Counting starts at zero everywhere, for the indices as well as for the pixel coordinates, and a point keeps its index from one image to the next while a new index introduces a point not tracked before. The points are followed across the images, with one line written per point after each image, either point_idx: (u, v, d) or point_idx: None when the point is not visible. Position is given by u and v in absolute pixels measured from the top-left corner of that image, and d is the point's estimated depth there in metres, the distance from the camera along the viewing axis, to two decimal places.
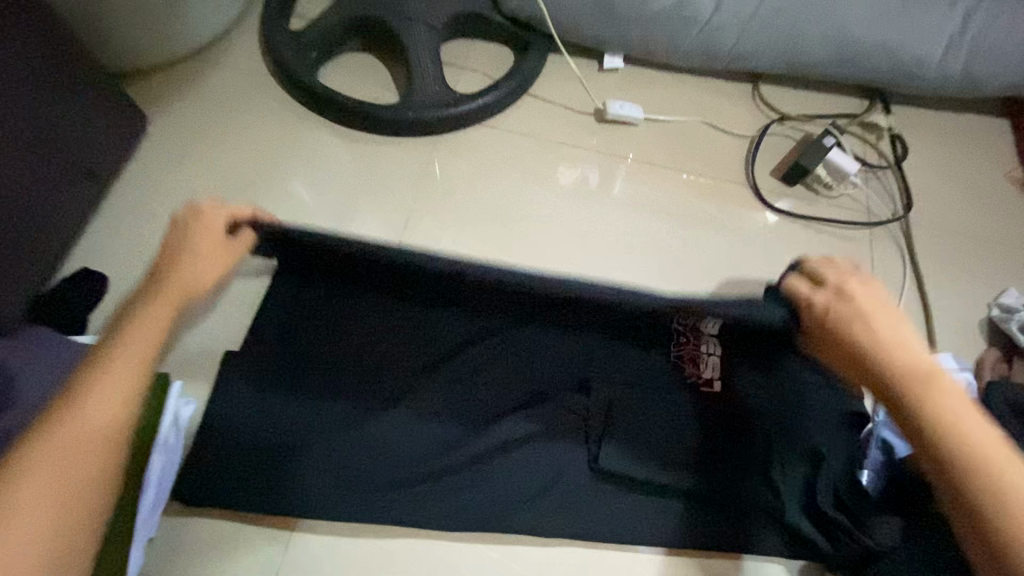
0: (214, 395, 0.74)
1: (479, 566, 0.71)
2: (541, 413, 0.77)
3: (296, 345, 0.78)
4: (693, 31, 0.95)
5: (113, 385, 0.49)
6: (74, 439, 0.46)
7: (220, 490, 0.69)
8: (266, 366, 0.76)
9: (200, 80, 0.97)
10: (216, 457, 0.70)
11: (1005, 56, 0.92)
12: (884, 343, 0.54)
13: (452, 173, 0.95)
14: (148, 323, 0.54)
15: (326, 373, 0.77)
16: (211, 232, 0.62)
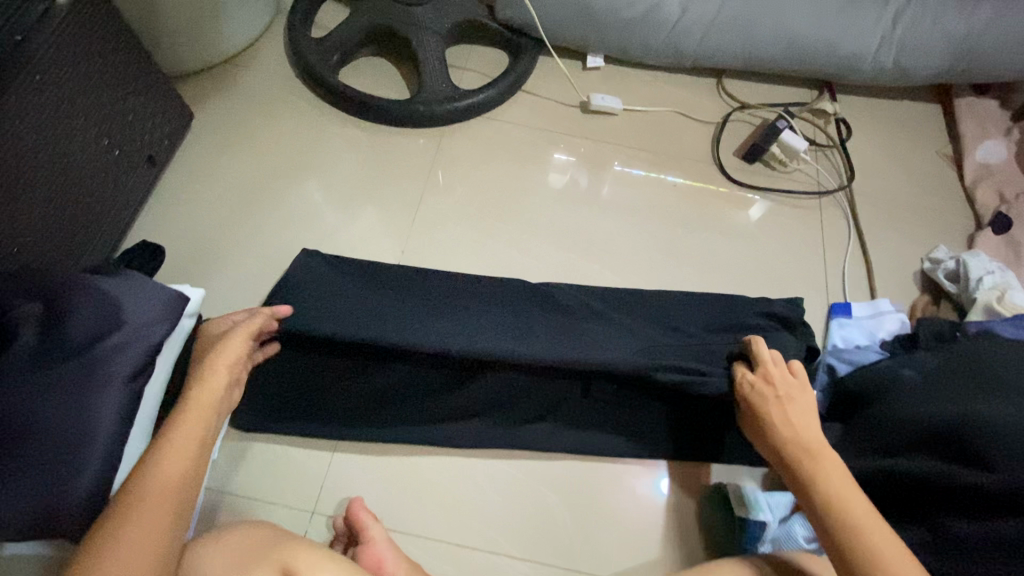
0: None
1: (490, 473, 0.85)
2: None
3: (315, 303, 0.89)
4: (664, 33, 1.14)
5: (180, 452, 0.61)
6: (157, 493, 0.58)
7: (277, 410, 0.84)
8: None
9: (238, 82, 1.15)
10: (269, 383, 0.85)
11: (926, 50, 1.13)
12: (785, 430, 0.72)
13: (458, 157, 1.11)
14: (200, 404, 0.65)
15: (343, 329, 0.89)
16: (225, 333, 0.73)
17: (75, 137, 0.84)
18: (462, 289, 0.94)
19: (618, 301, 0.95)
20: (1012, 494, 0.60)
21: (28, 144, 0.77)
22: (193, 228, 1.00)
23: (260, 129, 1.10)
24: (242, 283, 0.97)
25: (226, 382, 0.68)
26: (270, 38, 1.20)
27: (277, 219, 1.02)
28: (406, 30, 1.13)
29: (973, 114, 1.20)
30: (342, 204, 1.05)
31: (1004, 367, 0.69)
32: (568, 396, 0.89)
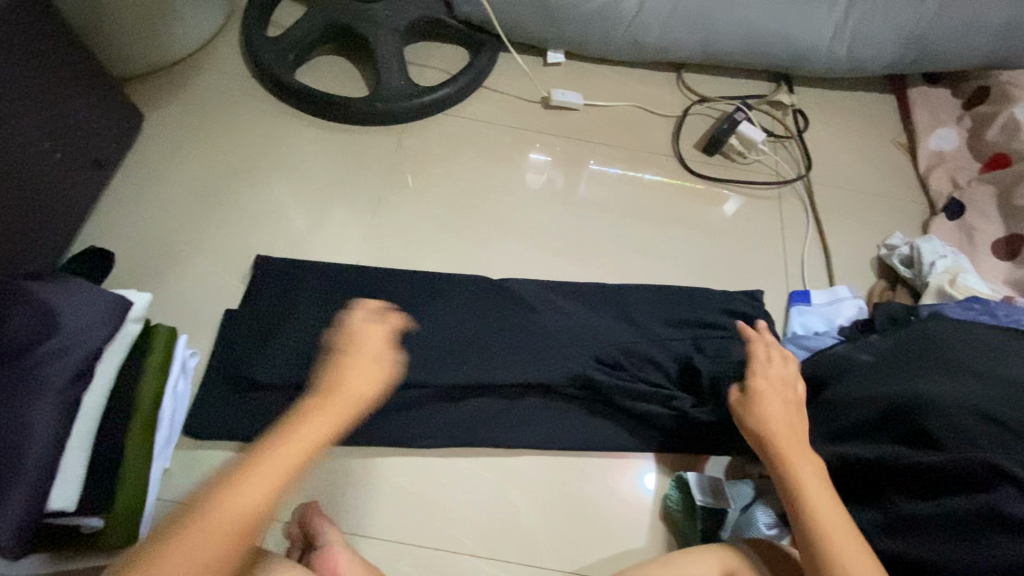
0: (217, 344, 0.87)
1: (453, 473, 0.84)
2: (497, 349, 0.89)
3: (268, 314, 0.89)
4: (622, 27, 1.14)
5: (284, 464, 0.52)
6: (225, 529, 0.48)
7: (229, 420, 0.82)
8: (248, 331, 0.87)
9: (190, 82, 1.12)
10: (222, 394, 0.84)
11: (879, 41, 1.15)
12: (775, 420, 0.68)
13: (419, 154, 1.10)
14: (318, 424, 0.55)
15: (296, 334, 0.87)
16: (375, 340, 0.62)
17: (15, 140, 0.80)
18: (421, 292, 0.93)
19: (579, 298, 0.95)
20: (961, 473, 0.60)
21: None
22: (142, 229, 0.97)
23: (214, 130, 1.08)
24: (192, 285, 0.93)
25: (369, 400, 0.59)
26: (224, 37, 1.17)
27: (232, 220, 1.00)
28: (363, 28, 1.12)
29: (925, 104, 1.23)
30: (300, 203, 1.03)
31: (952, 344, 0.69)
32: (531, 391, 0.88)
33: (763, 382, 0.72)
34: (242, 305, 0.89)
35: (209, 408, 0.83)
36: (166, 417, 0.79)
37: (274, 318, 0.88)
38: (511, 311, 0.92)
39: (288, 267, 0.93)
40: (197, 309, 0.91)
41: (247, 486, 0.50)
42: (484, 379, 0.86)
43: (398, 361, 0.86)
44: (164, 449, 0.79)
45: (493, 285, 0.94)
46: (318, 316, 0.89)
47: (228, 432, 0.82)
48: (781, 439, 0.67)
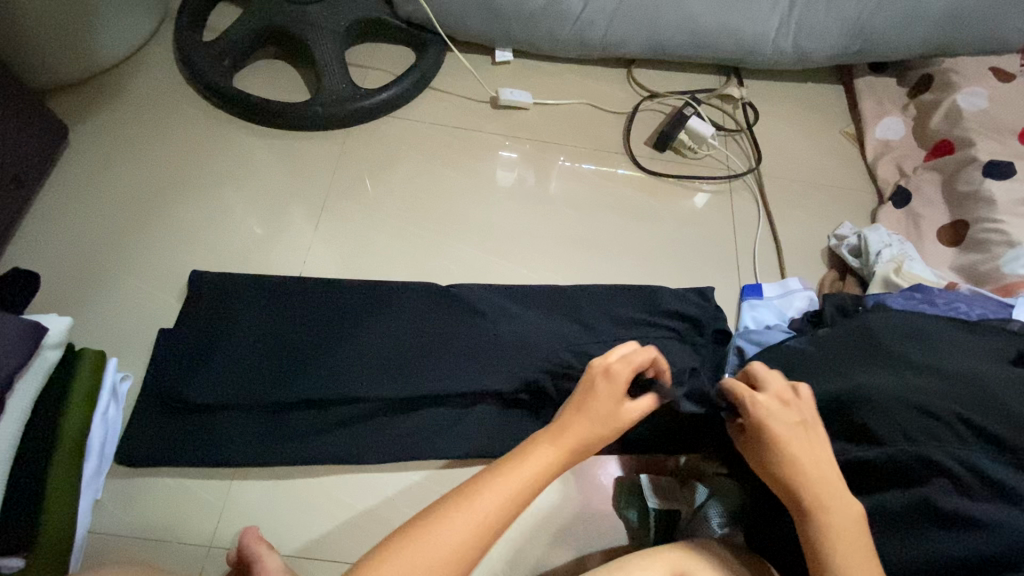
0: (148, 368, 0.83)
1: (403, 487, 0.82)
2: (447, 358, 0.86)
3: (202, 333, 0.85)
4: (568, 24, 1.12)
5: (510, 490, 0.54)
6: (435, 545, 0.50)
7: (159, 448, 0.78)
8: (180, 351, 0.83)
9: (121, 91, 1.07)
10: (152, 420, 0.80)
11: (824, 32, 1.15)
12: (795, 461, 0.58)
13: (365, 159, 1.07)
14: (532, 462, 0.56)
15: (232, 352, 0.83)
16: (615, 385, 0.61)
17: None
18: (367, 302, 0.90)
19: (530, 302, 0.93)
20: (897, 466, 0.60)
21: None
22: (70, 248, 0.92)
23: (147, 142, 1.03)
24: (125, 305, 0.89)
25: (593, 441, 0.59)
26: (157, 44, 1.13)
27: (167, 236, 0.95)
28: (302, 30, 1.08)
29: (871, 93, 1.24)
30: (240, 215, 0.99)
31: (888, 336, 0.70)
32: (482, 399, 0.86)
33: (790, 431, 0.59)
34: (178, 323, 0.86)
35: (139, 434, 0.79)
36: (96, 446, 0.76)
37: (208, 335, 0.84)
38: (459, 319, 0.90)
39: (226, 282, 0.89)
40: (131, 330, 0.87)
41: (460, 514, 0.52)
42: (433, 388, 0.84)
43: (340, 376, 0.83)
44: (95, 478, 0.76)
45: (442, 292, 0.92)
46: (256, 332, 0.85)
47: (161, 459, 0.78)
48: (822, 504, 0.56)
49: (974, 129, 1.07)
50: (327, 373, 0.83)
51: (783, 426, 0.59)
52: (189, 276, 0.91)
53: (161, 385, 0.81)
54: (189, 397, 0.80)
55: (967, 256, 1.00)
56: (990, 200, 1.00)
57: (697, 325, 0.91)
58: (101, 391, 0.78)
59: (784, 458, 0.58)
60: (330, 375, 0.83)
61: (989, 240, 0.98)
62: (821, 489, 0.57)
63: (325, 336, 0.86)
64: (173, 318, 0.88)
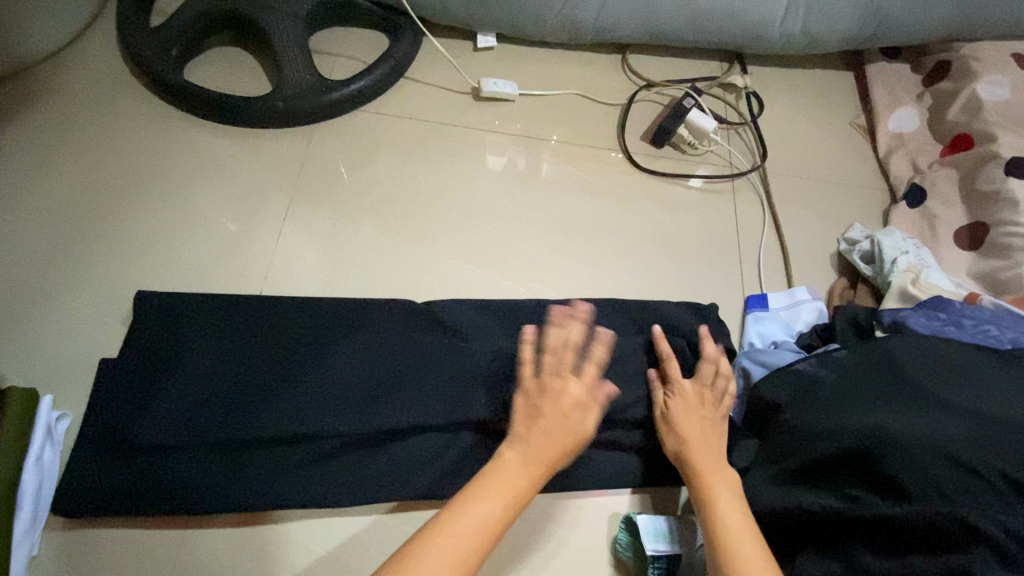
0: (89, 407, 0.74)
1: (379, 534, 0.75)
2: (423, 386, 0.78)
3: (148, 361, 0.76)
4: (556, 6, 1.02)
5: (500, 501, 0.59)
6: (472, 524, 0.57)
7: (98, 498, 0.70)
8: (123, 383, 0.74)
9: (59, 85, 0.96)
10: (90, 465, 0.71)
11: (837, 14, 1.05)
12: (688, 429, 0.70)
13: (334, 156, 0.97)
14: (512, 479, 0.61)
15: (181, 382, 0.75)
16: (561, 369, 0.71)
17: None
18: (339, 321, 0.82)
19: (515, 321, 0.86)
20: (929, 526, 0.55)
21: None
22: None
23: (87, 143, 0.92)
24: (65, 330, 0.80)
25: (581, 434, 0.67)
26: (98, 30, 1.01)
27: (111, 249, 0.85)
28: (261, 15, 0.97)
29: (884, 81, 1.15)
30: (192, 226, 0.89)
31: (914, 369, 0.64)
32: (465, 427, 0.78)
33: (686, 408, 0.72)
34: (122, 350, 0.76)
35: (77, 480, 0.70)
36: (30, 498, 0.68)
37: (155, 364, 0.75)
38: (436, 339, 0.82)
39: (180, 302, 0.80)
40: (72, 362, 0.78)
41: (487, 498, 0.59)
42: (408, 421, 0.76)
43: (304, 409, 0.75)
44: (30, 532, 0.68)
45: (422, 309, 0.84)
46: (209, 359, 0.76)
47: (99, 508, 0.69)
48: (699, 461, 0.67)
49: (997, 122, 0.99)
50: (288, 405, 0.75)
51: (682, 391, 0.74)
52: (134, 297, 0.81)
53: (103, 424, 0.73)
54: (130, 441, 0.71)
55: (986, 262, 0.92)
56: (1013, 200, 0.92)
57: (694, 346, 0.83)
58: (34, 432, 0.70)
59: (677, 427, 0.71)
60: (294, 408, 0.75)
61: (1010, 245, 0.90)
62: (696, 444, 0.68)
63: (288, 363, 0.78)
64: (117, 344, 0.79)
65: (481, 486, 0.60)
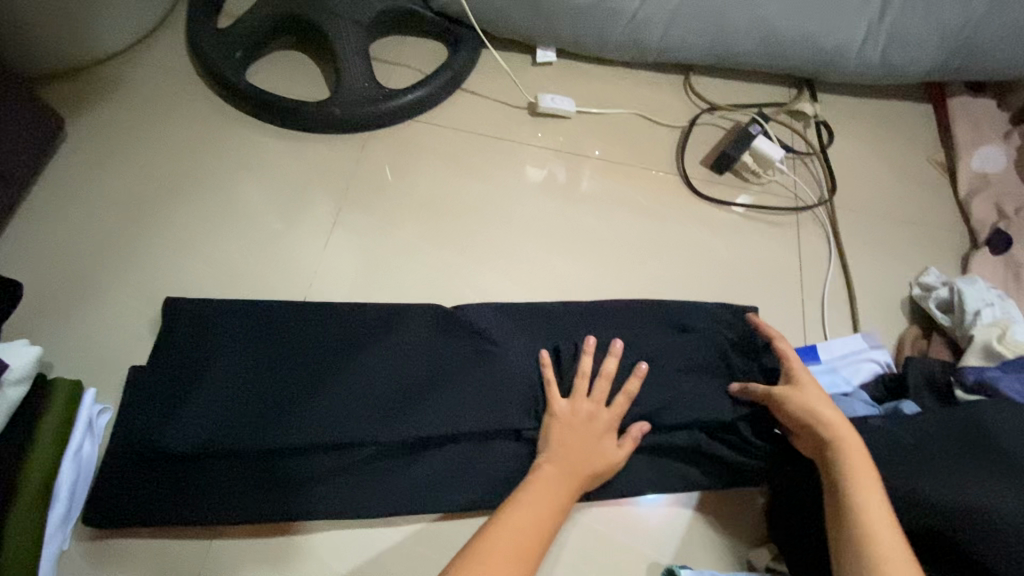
0: (118, 416, 0.72)
1: (403, 560, 0.71)
2: (454, 392, 0.76)
3: (175, 367, 0.74)
4: (620, 24, 0.99)
5: (548, 498, 0.65)
6: (528, 520, 0.61)
7: (132, 507, 0.69)
8: (151, 391, 0.73)
9: (125, 80, 0.98)
10: (121, 472, 0.70)
11: (920, 44, 0.99)
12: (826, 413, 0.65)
13: (385, 165, 0.96)
14: (559, 479, 0.67)
15: (209, 388, 0.73)
16: (603, 383, 0.74)
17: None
18: (375, 326, 0.80)
19: (543, 321, 0.83)
20: None
21: None
22: (56, 257, 0.84)
23: (148, 139, 0.94)
24: (112, 323, 0.80)
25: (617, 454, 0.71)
26: (166, 29, 1.03)
27: (160, 245, 0.86)
28: (324, 20, 0.97)
29: (968, 116, 1.07)
30: (243, 226, 0.89)
31: (1003, 438, 0.61)
32: (500, 435, 0.75)
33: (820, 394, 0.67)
34: (149, 358, 0.75)
35: (114, 488, 0.70)
36: (64, 492, 0.67)
37: (180, 369, 0.74)
38: (466, 342, 0.79)
39: (215, 304, 0.79)
40: (114, 355, 0.79)
41: (534, 493, 0.65)
42: (439, 424, 0.74)
43: (339, 416, 0.73)
44: (61, 528, 0.67)
45: (457, 314, 0.81)
46: (237, 365, 0.75)
47: (133, 518, 0.69)
48: (854, 465, 0.60)
49: None
50: (320, 412, 0.73)
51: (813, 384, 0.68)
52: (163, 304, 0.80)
53: (132, 427, 0.71)
54: (156, 451, 0.70)
55: None
56: None
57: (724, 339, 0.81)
58: (76, 427, 0.70)
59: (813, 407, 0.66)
60: (328, 415, 0.73)
61: None
62: (853, 446, 0.62)
63: (320, 367, 0.76)
64: (150, 346, 0.78)
65: (533, 479, 0.67)
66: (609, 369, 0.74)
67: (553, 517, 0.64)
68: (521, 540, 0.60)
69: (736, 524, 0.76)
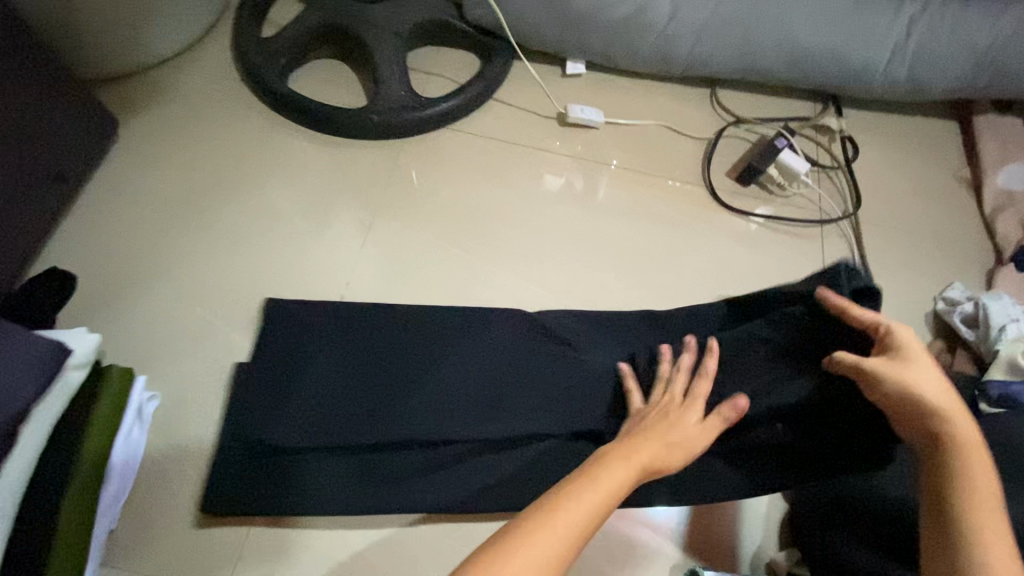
0: (229, 410, 0.77)
1: (432, 552, 0.74)
2: (536, 394, 0.79)
3: (282, 362, 0.79)
4: (649, 38, 1.02)
5: (632, 467, 0.56)
6: (611, 490, 0.53)
7: (244, 496, 0.73)
8: (259, 385, 0.78)
9: (174, 85, 1.03)
10: (233, 464, 0.74)
11: (947, 62, 1.00)
12: (939, 397, 0.59)
13: (420, 171, 0.99)
14: (643, 451, 0.58)
15: (313, 384, 0.78)
16: (682, 373, 0.70)
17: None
18: (456, 329, 0.84)
19: (618, 330, 0.87)
20: None
21: None
22: (107, 252, 0.88)
23: (195, 141, 0.98)
24: (159, 316, 0.84)
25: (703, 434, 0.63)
26: (214, 37, 1.08)
27: (206, 242, 0.90)
28: (364, 31, 1.01)
29: (995, 133, 1.08)
30: (284, 226, 0.93)
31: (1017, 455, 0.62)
32: (582, 437, 0.78)
33: (933, 373, 0.60)
34: (255, 354, 0.80)
35: (228, 479, 0.74)
36: (114, 476, 0.70)
37: (288, 364, 0.79)
38: (539, 347, 0.83)
39: (313, 306, 0.84)
40: (161, 347, 0.82)
41: (617, 462, 0.56)
42: (527, 424, 0.77)
43: (433, 413, 0.77)
44: (111, 508, 0.70)
45: (533, 321, 0.85)
46: (336, 362, 0.80)
47: (243, 507, 0.72)
48: (970, 461, 0.55)
49: None
50: (416, 409, 0.77)
51: (919, 360, 0.61)
52: (264, 304, 0.85)
53: (231, 421, 0.76)
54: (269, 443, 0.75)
55: None
56: None
57: (795, 317, 0.71)
58: (127, 413, 0.72)
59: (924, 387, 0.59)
60: (423, 412, 0.77)
61: None
62: (968, 439, 0.57)
63: (413, 365, 0.80)
64: (251, 345, 0.83)
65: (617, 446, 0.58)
66: (689, 361, 0.71)
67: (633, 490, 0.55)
68: (601, 513, 0.51)
69: (761, 528, 0.78)
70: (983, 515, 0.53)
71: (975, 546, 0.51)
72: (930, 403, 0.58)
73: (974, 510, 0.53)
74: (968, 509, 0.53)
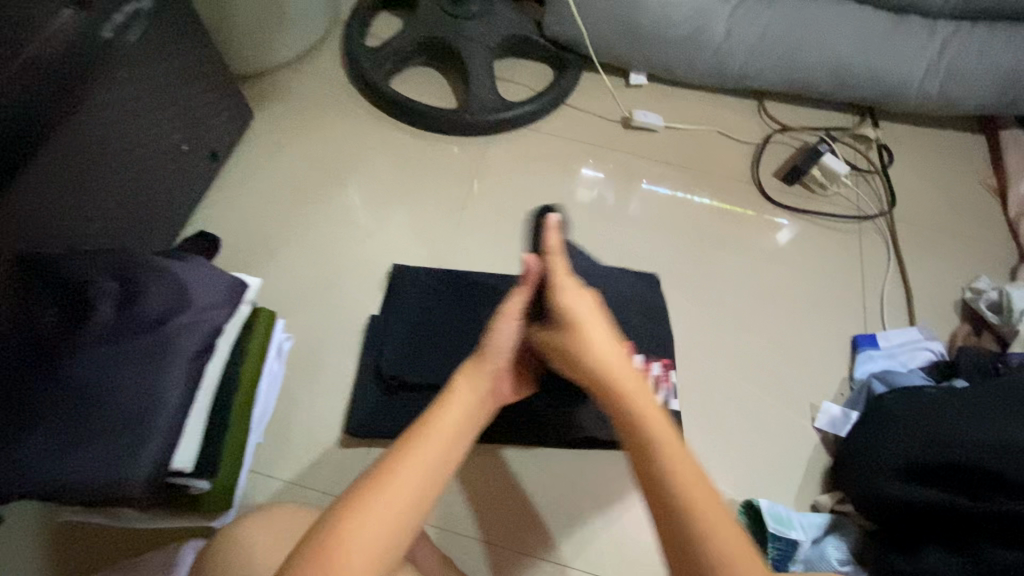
0: (365, 355, 0.92)
1: (521, 478, 0.87)
2: None
3: (407, 318, 0.94)
4: (708, 53, 1.16)
5: (445, 434, 0.56)
6: (421, 466, 0.52)
7: (384, 425, 0.87)
8: (389, 335, 0.93)
9: (294, 84, 1.20)
10: (370, 398, 0.89)
11: (975, 80, 1.13)
12: (594, 357, 0.60)
13: (503, 163, 1.14)
14: (458, 404, 0.58)
15: (435, 337, 0.93)
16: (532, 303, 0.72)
17: (132, 123, 0.85)
18: None
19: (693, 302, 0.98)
20: None
21: (114, 146, 0.83)
22: (244, 219, 1.04)
23: (313, 131, 1.15)
24: (288, 274, 1.00)
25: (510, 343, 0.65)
26: (326, 45, 1.25)
27: (324, 215, 1.06)
28: (459, 42, 1.18)
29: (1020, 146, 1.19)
30: (388, 205, 1.08)
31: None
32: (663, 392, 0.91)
33: (599, 331, 0.62)
34: (384, 310, 0.95)
35: (368, 410, 0.88)
36: (263, 394, 0.84)
37: (412, 320, 0.94)
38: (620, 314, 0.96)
39: (428, 272, 0.99)
40: (290, 299, 0.97)
41: (431, 429, 0.56)
42: None
43: None
44: (259, 423, 0.84)
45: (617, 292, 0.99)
46: (453, 319, 0.95)
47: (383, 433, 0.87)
48: (637, 419, 0.56)
49: None
50: None
51: (586, 321, 0.62)
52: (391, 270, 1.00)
53: (365, 364, 0.92)
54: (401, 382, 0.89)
55: None
56: None
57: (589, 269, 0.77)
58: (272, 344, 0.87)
59: (594, 350, 0.60)
60: None
61: None
62: (637, 398, 0.57)
63: None
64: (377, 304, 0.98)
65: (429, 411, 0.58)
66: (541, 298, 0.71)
67: (450, 457, 0.55)
68: (416, 492, 0.51)
69: (806, 477, 0.90)
70: (675, 475, 0.52)
71: (688, 519, 0.50)
72: (601, 367, 0.60)
73: (678, 479, 0.52)
74: (657, 473, 0.53)
